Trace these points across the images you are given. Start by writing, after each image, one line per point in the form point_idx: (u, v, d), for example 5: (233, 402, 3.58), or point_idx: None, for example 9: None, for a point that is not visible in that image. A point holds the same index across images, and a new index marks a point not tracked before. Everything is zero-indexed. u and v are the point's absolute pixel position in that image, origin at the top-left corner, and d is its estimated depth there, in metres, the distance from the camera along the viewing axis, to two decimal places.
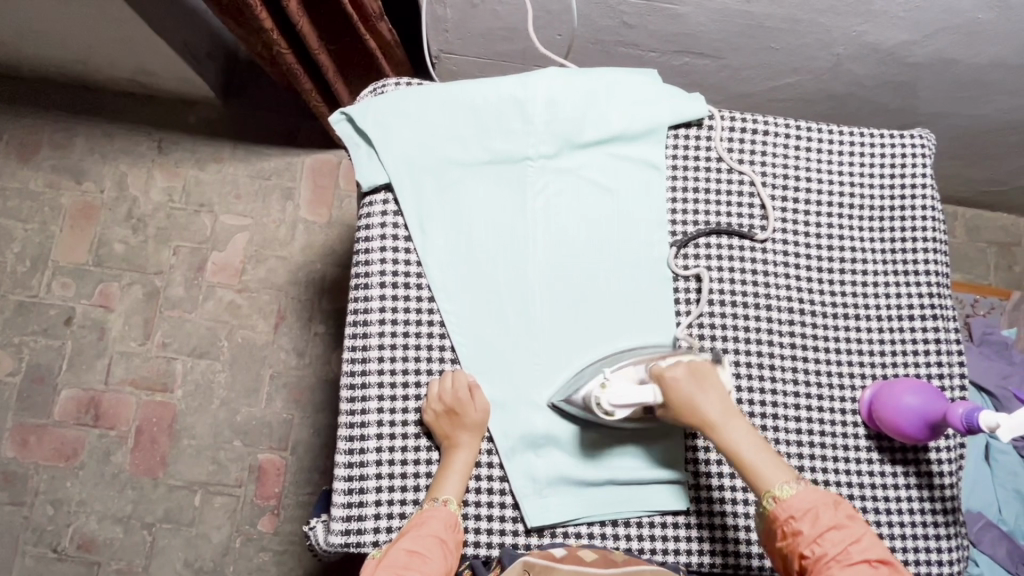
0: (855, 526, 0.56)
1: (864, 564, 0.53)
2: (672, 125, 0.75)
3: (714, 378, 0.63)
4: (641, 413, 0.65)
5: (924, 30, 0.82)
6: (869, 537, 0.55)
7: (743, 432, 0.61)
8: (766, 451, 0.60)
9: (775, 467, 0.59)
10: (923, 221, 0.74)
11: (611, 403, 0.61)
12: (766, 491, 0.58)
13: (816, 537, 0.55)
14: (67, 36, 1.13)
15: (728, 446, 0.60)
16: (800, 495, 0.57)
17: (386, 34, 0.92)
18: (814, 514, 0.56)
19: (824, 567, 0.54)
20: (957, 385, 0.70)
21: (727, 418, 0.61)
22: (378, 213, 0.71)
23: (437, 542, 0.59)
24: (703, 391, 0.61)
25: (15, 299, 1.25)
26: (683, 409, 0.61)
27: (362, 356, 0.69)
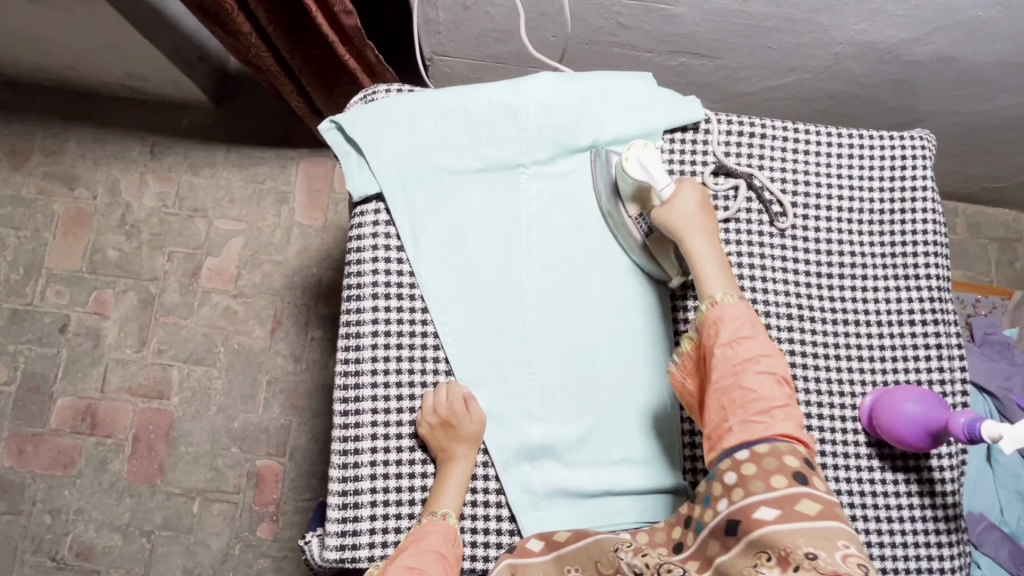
0: (768, 345, 0.58)
1: (773, 379, 0.56)
2: (667, 130, 0.73)
3: (712, 212, 0.66)
4: (641, 202, 0.68)
5: (923, 28, 0.81)
6: (782, 360, 0.58)
7: (710, 250, 0.63)
8: (723, 273, 0.63)
9: (728, 287, 0.62)
10: (924, 224, 0.73)
11: (641, 159, 0.66)
12: (708, 295, 0.61)
13: (732, 344, 0.57)
14: (55, 41, 1.11)
15: (690, 250, 0.63)
16: (733, 308, 0.59)
17: (371, 57, 0.90)
18: (740, 325, 0.58)
19: (731, 371, 0.57)
20: (958, 391, 0.70)
21: (710, 236, 0.64)
22: (370, 223, 0.70)
23: (437, 557, 0.58)
24: (699, 211, 0.65)
25: (9, 307, 1.24)
26: (673, 214, 0.64)
27: (355, 369, 0.68)
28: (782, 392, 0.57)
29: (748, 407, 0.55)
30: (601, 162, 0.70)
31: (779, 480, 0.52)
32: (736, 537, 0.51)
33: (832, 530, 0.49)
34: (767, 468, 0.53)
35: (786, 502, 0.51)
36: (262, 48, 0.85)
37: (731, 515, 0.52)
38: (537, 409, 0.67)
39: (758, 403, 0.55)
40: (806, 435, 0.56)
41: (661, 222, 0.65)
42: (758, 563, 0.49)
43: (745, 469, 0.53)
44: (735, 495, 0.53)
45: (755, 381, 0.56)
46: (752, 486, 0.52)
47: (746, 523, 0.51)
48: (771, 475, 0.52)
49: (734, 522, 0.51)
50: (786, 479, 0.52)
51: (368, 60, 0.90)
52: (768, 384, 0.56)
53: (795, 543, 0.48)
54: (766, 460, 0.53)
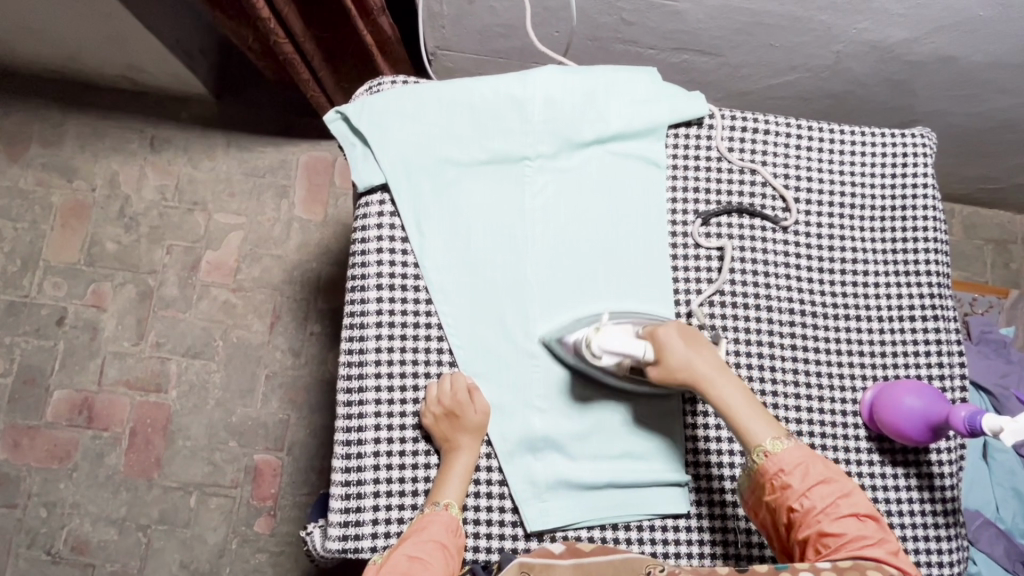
0: (843, 482, 0.58)
1: (852, 517, 0.56)
2: (671, 124, 0.74)
3: (705, 342, 0.64)
4: (627, 372, 0.65)
5: (924, 28, 0.81)
6: (855, 493, 0.57)
7: (734, 389, 0.62)
8: (756, 408, 0.61)
9: (767, 424, 0.60)
10: (924, 222, 0.74)
11: (603, 348, 0.62)
12: (755, 447, 0.59)
13: (806, 490, 0.57)
14: (55, 31, 1.11)
15: (717, 402, 0.62)
16: (789, 452, 0.59)
17: (387, 31, 0.90)
18: (804, 467, 0.58)
19: (814, 518, 0.56)
20: (958, 386, 0.70)
21: (724, 379, 0.62)
22: (375, 213, 0.70)
23: (438, 546, 0.59)
24: (697, 352, 0.63)
25: (6, 299, 1.23)
26: (672, 372, 0.62)
27: (359, 359, 0.68)
28: (870, 529, 0.55)
29: (837, 549, 0.55)
30: (556, 346, 0.66)
31: None
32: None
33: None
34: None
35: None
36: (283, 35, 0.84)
37: None
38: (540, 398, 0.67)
39: (847, 544, 0.54)
40: (901, 561, 0.54)
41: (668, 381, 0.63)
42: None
43: (824, 574, 0.51)
44: None
45: (841, 524, 0.55)
46: None
47: None
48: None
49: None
50: None
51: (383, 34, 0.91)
52: (853, 524, 0.55)
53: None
54: (851, 573, 0.52)
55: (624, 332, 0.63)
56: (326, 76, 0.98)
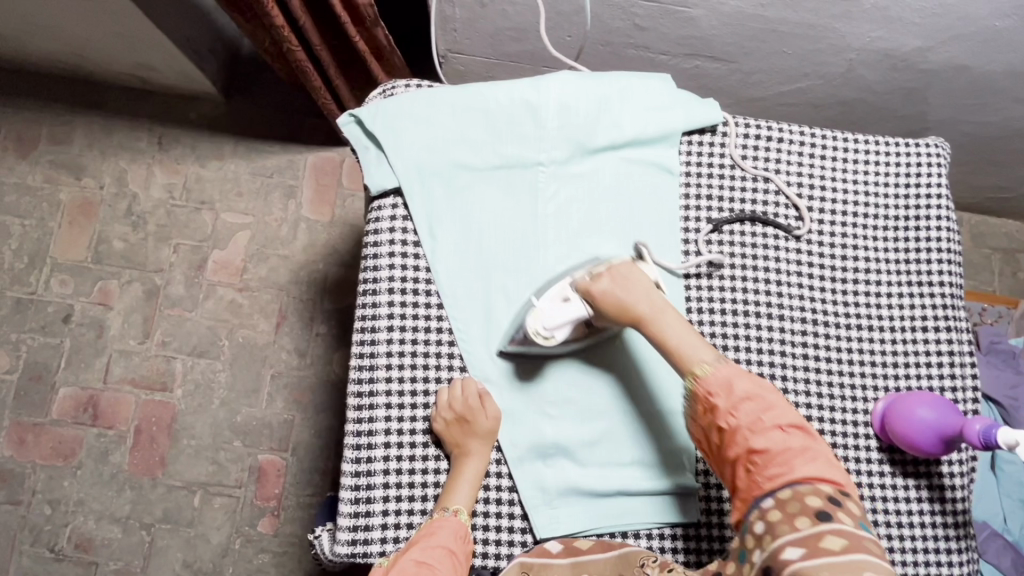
0: (768, 395, 0.58)
1: (777, 430, 0.56)
2: (685, 131, 0.74)
3: (638, 275, 0.65)
4: (582, 332, 0.66)
5: (939, 37, 0.81)
6: (781, 406, 0.58)
7: (671, 319, 0.63)
8: (693, 335, 0.62)
9: (703, 349, 0.61)
10: (938, 231, 0.74)
11: (546, 328, 0.63)
12: (689, 371, 0.61)
13: (732, 408, 0.58)
14: (66, 29, 1.11)
15: (660, 335, 0.62)
16: (716, 373, 0.59)
17: (381, 39, 0.90)
18: (729, 385, 0.58)
19: (742, 436, 0.57)
20: (970, 398, 0.70)
21: (658, 312, 0.63)
22: (387, 217, 0.70)
23: (445, 553, 0.58)
24: (629, 289, 0.63)
25: (14, 296, 1.23)
26: (612, 316, 0.63)
27: (370, 363, 0.67)
28: (796, 440, 0.56)
29: (766, 465, 0.56)
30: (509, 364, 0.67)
31: (803, 522, 0.52)
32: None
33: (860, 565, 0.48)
34: (791, 512, 0.53)
35: (812, 540, 0.50)
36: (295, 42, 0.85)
37: (763, 563, 0.51)
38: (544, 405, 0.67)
39: (775, 460, 0.56)
40: (835, 475, 0.55)
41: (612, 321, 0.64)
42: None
43: (770, 516, 0.53)
44: (764, 542, 0.52)
45: (767, 439, 0.56)
46: (778, 529, 0.52)
47: (778, 568, 0.50)
48: (795, 517, 0.52)
49: (767, 569, 0.51)
50: (810, 519, 0.52)
51: (378, 44, 0.91)
52: (778, 437, 0.56)
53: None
54: (791, 504, 0.53)
55: (557, 300, 0.64)
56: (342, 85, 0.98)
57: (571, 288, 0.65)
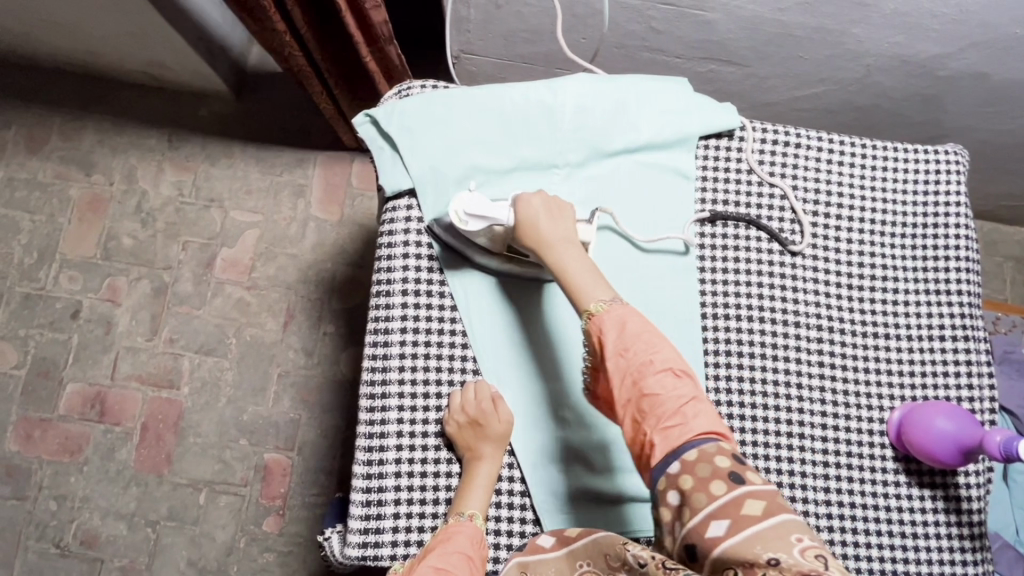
0: (657, 338, 0.57)
1: (667, 372, 0.55)
2: (703, 135, 0.73)
3: (569, 215, 0.65)
4: (502, 247, 0.67)
5: (960, 43, 0.80)
6: (669, 350, 0.56)
7: (574, 257, 0.62)
8: (594, 274, 0.61)
9: (601, 289, 0.60)
10: (956, 239, 0.73)
11: (465, 212, 0.65)
12: (584, 309, 0.59)
13: (621, 349, 0.56)
14: (78, 25, 1.11)
15: (557, 264, 0.61)
16: (610, 310, 0.58)
17: (394, 59, 0.92)
18: (621, 324, 0.57)
19: (630, 379, 0.55)
20: (988, 408, 0.69)
21: (565, 247, 0.62)
22: (402, 218, 0.70)
23: (463, 558, 0.57)
24: (547, 220, 0.63)
25: (23, 292, 1.23)
26: (526, 235, 0.63)
27: (382, 365, 0.67)
28: (686, 386, 0.55)
29: (656, 411, 0.54)
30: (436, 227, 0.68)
31: (718, 487, 0.49)
32: (700, 563, 0.46)
33: (784, 527, 0.45)
34: (703, 477, 0.50)
35: (732, 509, 0.47)
36: (296, 46, 0.87)
37: (687, 539, 0.48)
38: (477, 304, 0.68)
39: (665, 405, 0.54)
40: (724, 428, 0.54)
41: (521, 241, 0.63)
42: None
43: (683, 484, 0.51)
44: (685, 517, 0.49)
45: (657, 383, 0.54)
46: (694, 500, 0.49)
47: (704, 546, 0.47)
48: (708, 483, 0.50)
49: (692, 547, 0.48)
50: (724, 484, 0.49)
51: (390, 62, 0.92)
52: (669, 381, 0.55)
53: (754, 552, 0.44)
54: (699, 466, 0.51)
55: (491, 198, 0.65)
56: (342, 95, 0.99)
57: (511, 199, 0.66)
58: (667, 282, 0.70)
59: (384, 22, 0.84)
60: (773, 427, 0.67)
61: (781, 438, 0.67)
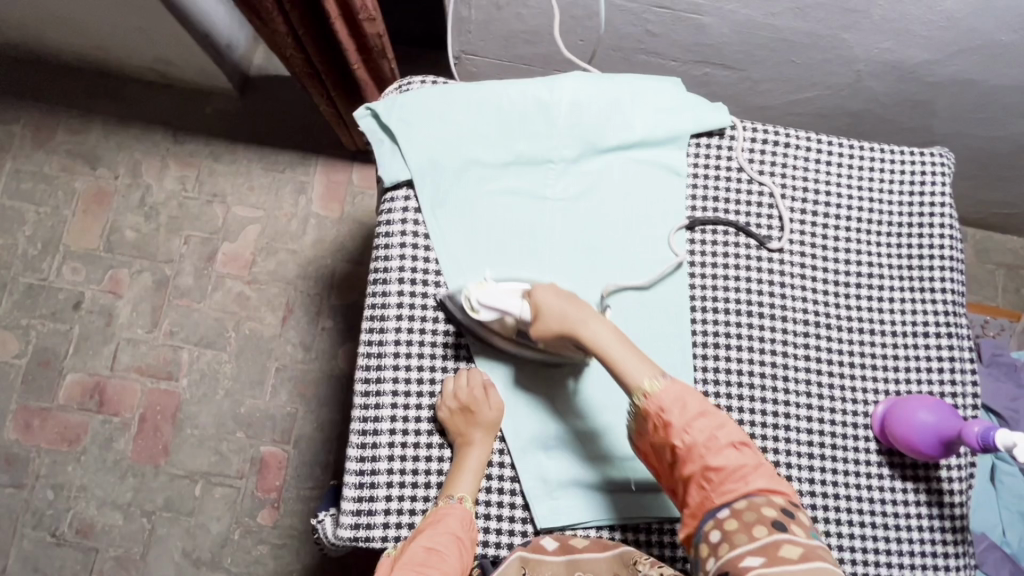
0: (719, 414, 0.60)
1: (730, 447, 0.58)
2: (694, 133, 0.75)
3: (581, 301, 0.65)
4: (511, 332, 0.66)
5: (945, 50, 0.82)
6: (730, 425, 0.59)
7: (609, 335, 0.62)
8: (631, 351, 0.62)
9: (643, 366, 0.61)
10: (940, 239, 0.75)
11: (478, 301, 0.65)
12: (636, 389, 0.60)
13: (687, 426, 0.58)
14: (88, 22, 1.13)
15: (596, 346, 0.62)
16: (667, 389, 0.60)
17: (386, 70, 0.94)
18: (682, 403, 0.59)
19: (698, 453, 0.58)
20: (970, 404, 0.71)
21: (591, 330, 0.62)
22: (400, 209, 0.71)
23: (453, 539, 0.59)
24: (569, 308, 0.63)
25: (25, 282, 1.25)
26: (550, 330, 0.62)
27: (378, 351, 0.69)
28: (747, 457, 0.58)
29: (721, 482, 0.57)
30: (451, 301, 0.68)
31: (760, 531, 0.53)
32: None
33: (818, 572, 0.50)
34: (747, 522, 0.54)
35: (771, 549, 0.52)
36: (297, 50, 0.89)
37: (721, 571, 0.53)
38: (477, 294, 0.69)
39: (729, 477, 0.57)
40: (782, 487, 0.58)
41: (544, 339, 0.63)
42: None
43: (727, 525, 0.55)
44: (721, 551, 0.54)
45: (722, 457, 0.57)
46: (735, 538, 0.53)
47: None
48: (752, 527, 0.54)
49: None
50: (767, 528, 0.54)
51: (382, 73, 0.95)
52: (733, 455, 0.57)
53: None
54: (747, 514, 0.55)
55: (503, 289, 0.65)
56: (344, 96, 1.01)
57: (518, 292, 0.65)
58: (660, 279, 0.71)
59: (378, 35, 0.86)
60: (759, 418, 0.69)
61: (767, 429, 0.69)
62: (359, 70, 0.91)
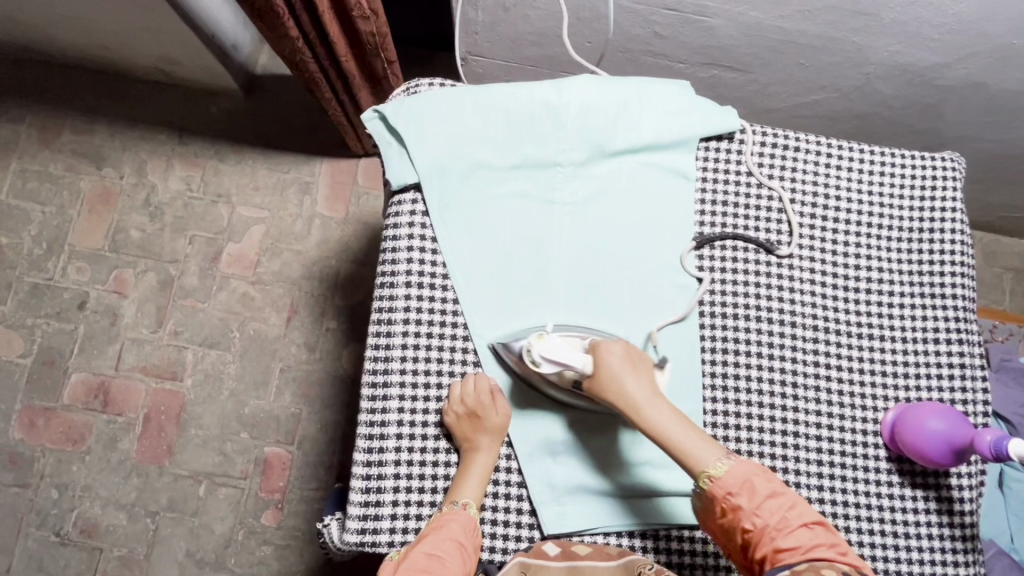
0: (790, 494, 0.58)
1: (803, 528, 0.55)
2: (703, 137, 0.75)
3: (648, 367, 0.64)
4: (568, 383, 0.65)
5: (955, 53, 0.81)
6: (802, 504, 0.57)
7: (672, 415, 0.61)
8: (692, 430, 0.61)
9: (707, 448, 0.60)
10: (951, 244, 0.74)
11: (541, 355, 0.63)
12: (701, 472, 0.59)
13: (757, 508, 0.56)
14: (93, 21, 1.13)
15: (658, 425, 0.61)
16: (733, 472, 0.58)
17: (381, 66, 0.94)
18: (751, 485, 0.57)
19: (769, 536, 0.55)
20: (980, 411, 0.70)
21: (653, 406, 0.62)
22: (407, 212, 0.71)
23: (456, 545, 0.59)
24: (635, 377, 0.63)
25: (30, 282, 1.25)
26: (616, 397, 0.62)
27: (385, 354, 0.68)
28: (820, 536, 0.56)
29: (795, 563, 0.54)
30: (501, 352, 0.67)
31: None
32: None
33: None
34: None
35: None
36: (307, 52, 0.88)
37: None
38: (483, 291, 0.69)
39: (803, 557, 0.54)
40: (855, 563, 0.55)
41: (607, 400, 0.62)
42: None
43: None
44: None
45: (795, 537, 0.55)
46: None
47: None
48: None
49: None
50: None
51: (377, 69, 0.94)
52: (805, 535, 0.55)
53: None
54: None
55: (565, 341, 0.64)
56: (348, 97, 1.01)
57: (584, 345, 0.65)
58: (667, 284, 0.71)
59: (374, 33, 0.85)
60: (768, 424, 0.68)
61: (775, 435, 0.68)
62: (347, 63, 0.90)
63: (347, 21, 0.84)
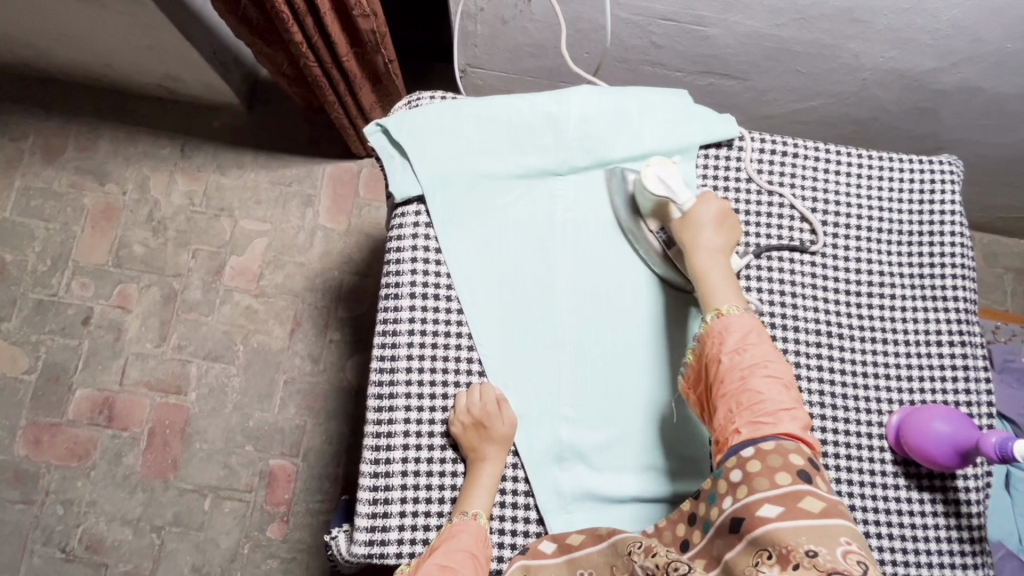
0: (772, 350, 0.60)
1: (775, 380, 0.57)
2: (702, 145, 0.75)
3: (733, 229, 0.67)
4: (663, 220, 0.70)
5: (951, 58, 0.82)
6: (784, 364, 0.59)
7: (721, 265, 0.65)
8: (733, 286, 0.64)
9: (733, 299, 0.63)
10: (952, 247, 0.74)
11: (658, 174, 0.68)
12: (712, 307, 0.62)
13: (739, 348, 0.59)
14: (95, 39, 1.15)
15: (705, 267, 0.64)
16: (740, 317, 0.61)
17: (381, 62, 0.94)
18: (745, 331, 0.60)
19: (738, 373, 0.58)
20: (985, 413, 0.70)
21: (712, 254, 0.65)
22: (410, 225, 0.72)
23: (468, 556, 0.59)
24: (716, 224, 0.67)
25: (35, 298, 1.25)
26: (691, 228, 0.66)
27: (391, 365, 0.69)
28: (790, 397, 0.57)
29: (756, 411, 0.56)
30: (617, 180, 0.73)
31: (782, 478, 0.53)
32: (739, 534, 0.52)
33: (836, 529, 0.49)
34: (772, 465, 0.54)
35: (790, 498, 0.51)
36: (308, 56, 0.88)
37: (735, 512, 0.53)
38: (487, 300, 0.70)
39: (765, 407, 0.56)
40: (813, 441, 0.57)
41: (677, 231, 0.67)
42: (760, 559, 0.49)
43: (750, 466, 0.54)
44: (740, 493, 0.54)
45: (762, 383, 0.57)
46: (756, 482, 0.53)
47: (749, 521, 0.51)
48: (775, 472, 0.53)
49: (738, 519, 0.52)
50: (790, 476, 0.53)
51: (378, 65, 0.95)
52: (775, 388, 0.57)
53: (797, 542, 0.48)
54: (771, 456, 0.54)
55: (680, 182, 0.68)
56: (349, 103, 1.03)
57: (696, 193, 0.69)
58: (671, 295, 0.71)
59: (373, 31, 0.85)
60: None
61: None
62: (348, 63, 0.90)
63: (347, 19, 0.84)
